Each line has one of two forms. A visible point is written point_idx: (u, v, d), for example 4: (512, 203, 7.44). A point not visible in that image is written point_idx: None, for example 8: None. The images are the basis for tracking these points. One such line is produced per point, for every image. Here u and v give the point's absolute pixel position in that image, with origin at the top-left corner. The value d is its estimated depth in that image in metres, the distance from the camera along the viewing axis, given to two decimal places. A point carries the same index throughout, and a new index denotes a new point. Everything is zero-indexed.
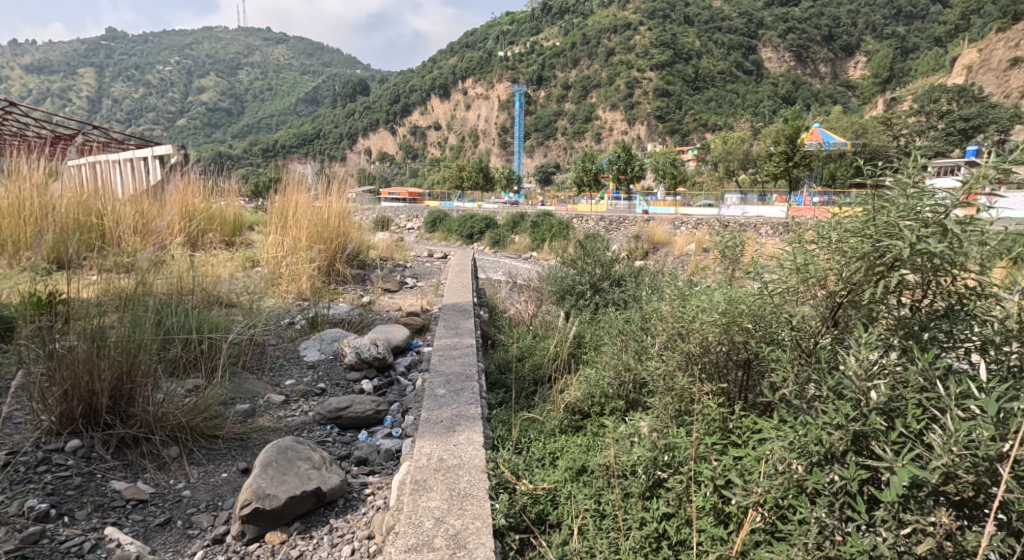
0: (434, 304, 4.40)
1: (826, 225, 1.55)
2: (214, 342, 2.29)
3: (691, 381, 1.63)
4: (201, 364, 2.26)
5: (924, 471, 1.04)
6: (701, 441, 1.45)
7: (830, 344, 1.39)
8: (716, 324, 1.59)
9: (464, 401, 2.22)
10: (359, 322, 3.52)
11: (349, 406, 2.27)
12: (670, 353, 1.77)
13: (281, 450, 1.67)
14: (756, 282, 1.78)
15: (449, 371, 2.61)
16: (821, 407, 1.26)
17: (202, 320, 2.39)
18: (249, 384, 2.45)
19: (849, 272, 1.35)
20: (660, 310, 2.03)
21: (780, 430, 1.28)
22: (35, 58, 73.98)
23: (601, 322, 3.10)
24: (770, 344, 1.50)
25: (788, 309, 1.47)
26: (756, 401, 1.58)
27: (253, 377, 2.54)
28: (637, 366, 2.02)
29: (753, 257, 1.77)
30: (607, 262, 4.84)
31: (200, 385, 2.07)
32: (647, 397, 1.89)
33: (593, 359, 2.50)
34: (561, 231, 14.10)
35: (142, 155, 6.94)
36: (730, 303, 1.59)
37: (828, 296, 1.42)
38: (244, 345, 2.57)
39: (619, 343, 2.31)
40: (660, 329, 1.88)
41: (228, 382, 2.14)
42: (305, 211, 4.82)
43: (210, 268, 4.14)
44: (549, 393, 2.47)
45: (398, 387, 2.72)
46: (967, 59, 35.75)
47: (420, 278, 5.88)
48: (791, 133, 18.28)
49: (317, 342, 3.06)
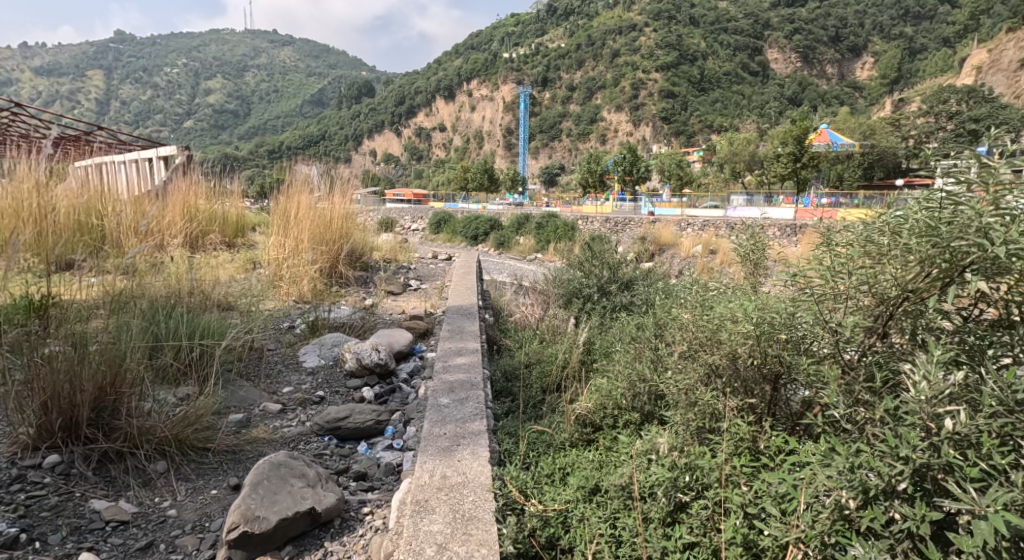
0: (439, 306, 4.31)
1: (867, 224, 1.41)
2: (207, 350, 2.21)
3: (718, 397, 1.50)
4: (193, 374, 2.18)
5: (1013, 517, 0.91)
6: (732, 461, 1.34)
7: (873, 363, 1.27)
8: (745, 329, 1.46)
9: (469, 412, 2.11)
10: (361, 326, 3.43)
11: (349, 416, 2.17)
12: (692, 366, 1.64)
13: (273, 466, 1.56)
14: (785, 289, 1.65)
15: (454, 380, 2.50)
16: (875, 440, 1.13)
17: (195, 326, 2.31)
18: (244, 392, 2.35)
19: (899, 277, 1.23)
20: (679, 315, 1.91)
21: (824, 455, 1.15)
22: (47, 60, 75.26)
23: (612, 328, 2.99)
24: (809, 360, 1.37)
25: (822, 316, 1.36)
26: (789, 415, 1.48)
27: (249, 384, 2.44)
28: (653, 377, 1.91)
29: (785, 262, 1.63)
30: (615, 264, 4.72)
31: (192, 395, 1.99)
32: (666, 411, 1.78)
33: (604, 365, 2.39)
34: (566, 233, 14.01)
35: (146, 156, 6.89)
36: (757, 311, 1.48)
37: (874, 307, 1.29)
38: (240, 349, 2.48)
39: (634, 348, 2.20)
40: (681, 336, 1.76)
41: (221, 391, 2.06)
42: (307, 211, 4.73)
43: (209, 270, 4.08)
44: (558, 404, 2.37)
45: (399, 395, 2.62)
46: (978, 59, 35.47)
47: (424, 280, 5.77)
48: (800, 133, 18.11)
49: (317, 347, 2.95)
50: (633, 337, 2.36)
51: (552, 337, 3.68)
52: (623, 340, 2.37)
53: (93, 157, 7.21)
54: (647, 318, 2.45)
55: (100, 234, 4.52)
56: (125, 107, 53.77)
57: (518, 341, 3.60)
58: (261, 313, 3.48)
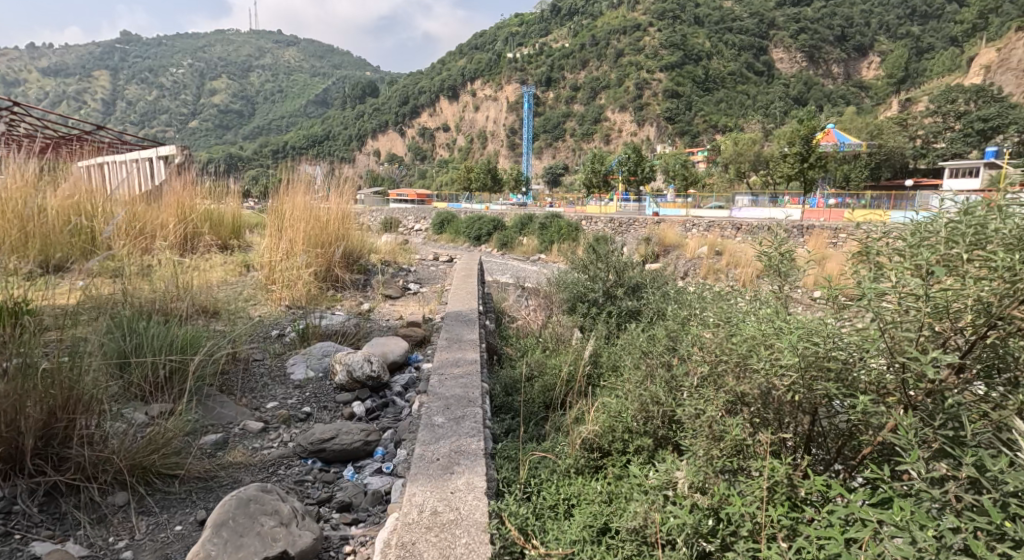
0: (438, 312, 4.12)
1: (932, 231, 1.23)
2: (182, 363, 2.04)
3: (748, 431, 1.33)
4: (169, 392, 2.03)
5: None
6: (780, 508, 1.16)
7: (945, 399, 1.09)
8: (785, 346, 1.28)
9: (465, 432, 1.94)
10: (355, 333, 3.26)
11: (335, 437, 2.00)
12: (716, 392, 1.46)
13: (240, 504, 1.39)
14: (821, 310, 1.47)
15: (449, 395, 2.32)
16: (958, 503, 0.97)
17: (170, 340, 2.14)
18: (223, 409, 2.18)
19: (987, 300, 1.06)
20: (699, 332, 1.74)
21: (898, 518, 0.96)
22: (54, 62, 75.96)
23: (621, 339, 2.79)
24: (863, 394, 1.20)
25: (874, 343, 1.19)
26: (840, 448, 1.29)
27: (231, 400, 2.28)
28: (668, 400, 1.74)
29: (824, 278, 1.45)
30: (621, 267, 4.54)
31: (159, 415, 1.82)
32: (684, 438, 1.61)
33: (613, 378, 2.23)
34: (570, 233, 13.84)
35: (147, 155, 6.76)
36: (798, 329, 1.31)
37: (951, 334, 1.12)
38: (222, 361, 2.33)
39: (649, 359, 2.02)
40: (707, 354, 1.57)
41: (193, 411, 1.89)
42: (303, 213, 4.56)
43: (198, 276, 3.91)
44: (563, 421, 2.20)
45: (392, 410, 2.46)
46: (986, 58, 35.20)
47: (423, 284, 5.56)
48: (807, 133, 17.84)
49: (305, 357, 2.78)
50: (642, 346, 2.20)
51: (556, 346, 3.51)
52: (634, 354, 2.20)
53: (95, 157, 7.15)
54: (662, 326, 2.29)
55: (89, 235, 4.40)
56: (130, 107, 54.08)
57: (521, 349, 3.42)
58: (249, 321, 3.32)
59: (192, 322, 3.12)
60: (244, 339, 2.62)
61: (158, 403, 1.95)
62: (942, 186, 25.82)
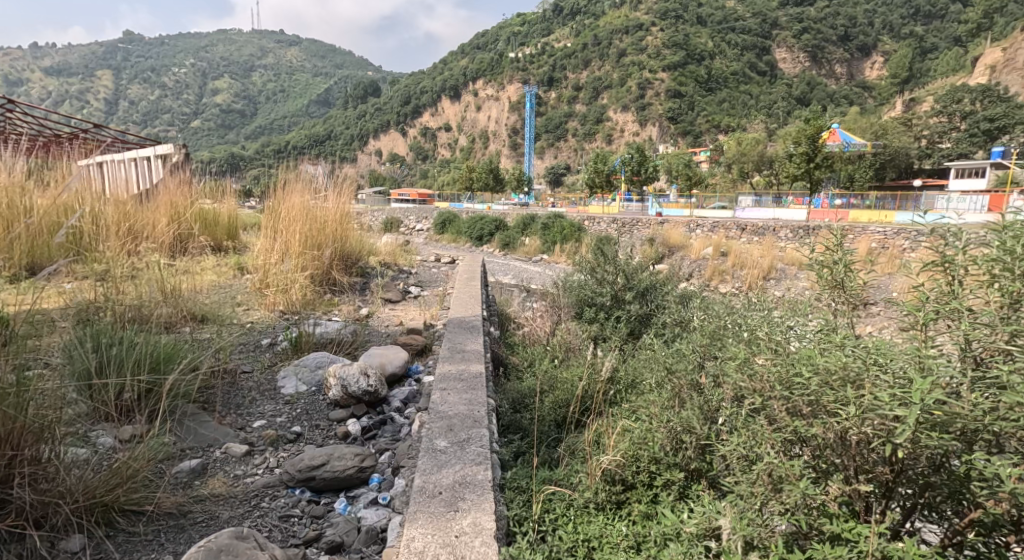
0: (440, 318, 3.91)
1: None
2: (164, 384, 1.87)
3: (812, 484, 1.15)
4: (148, 418, 1.85)
5: None
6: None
7: None
8: (871, 380, 1.13)
9: (471, 459, 1.75)
10: (351, 341, 3.06)
11: (326, 463, 1.81)
12: (775, 433, 1.29)
13: (211, 554, 1.21)
14: (909, 341, 1.29)
15: (454, 413, 2.13)
16: None
17: (143, 355, 1.96)
18: (204, 429, 1.99)
19: None
20: (748, 354, 1.58)
21: None
22: (57, 62, 76.12)
23: (640, 355, 2.58)
24: (961, 443, 1.04)
25: (975, 385, 1.05)
26: (926, 498, 1.14)
27: (213, 419, 2.08)
28: (710, 434, 1.56)
29: (923, 311, 1.27)
30: (630, 269, 4.35)
31: (120, 445, 1.62)
32: (727, 477, 1.44)
33: (638, 398, 2.05)
34: (574, 234, 13.68)
35: (145, 155, 6.49)
36: (876, 359, 1.15)
37: None
38: (201, 375, 2.13)
39: (676, 378, 1.86)
40: (761, 385, 1.41)
41: (165, 436, 1.71)
42: (300, 214, 4.37)
43: (185, 283, 3.69)
44: (579, 446, 2.02)
45: (391, 428, 2.28)
46: (992, 58, 35.02)
47: (425, 287, 5.37)
48: (813, 132, 17.45)
49: (296, 370, 2.58)
50: (667, 361, 2.04)
51: (568, 356, 3.31)
52: (658, 372, 2.03)
53: (96, 158, 7.02)
54: (689, 343, 2.11)
55: (76, 239, 4.24)
56: (132, 107, 54.04)
57: (528, 362, 3.23)
58: (238, 329, 3.13)
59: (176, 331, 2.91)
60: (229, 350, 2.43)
61: (130, 428, 1.76)
62: (947, 187, 25.63)
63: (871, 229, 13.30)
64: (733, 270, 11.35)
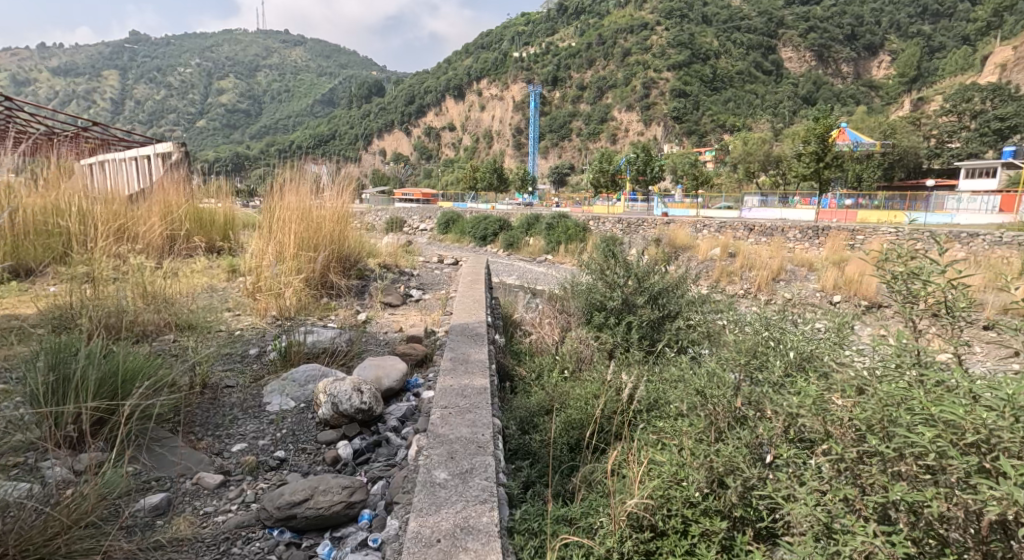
0: (441, 324, 3.67)
1: None
2: (137, 411, 1.66)
3: None
4: (120, 446, 1.66)
5: None
6: None
7: None
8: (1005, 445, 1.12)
9: (474, 497, 1.53)
10: (346, 350, 2.85)
11: (309, 498, 1.59)
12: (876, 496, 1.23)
13: None
14: None
15: (455, 437, 1.91)
16: None
17: (97, 367, 1.74)
18: (171, 454, 1.77)
19: None
20: (820, 391, 1.50)
21: None
22: (63, 62, 76.54)
23: (663, 374, 2.36)
24: None
25: None
26: None
27: (184, 441, 1.86)
28: (761, 483, 1.42)
29: None
30: (642, 272, 4.15)
31: (59, 483, 1.40)
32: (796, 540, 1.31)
33: (669, 419, 1.91)
34: (578, 234, 13.43)
35: (142, 154, 6.23)
36: (1011, 412, 1.12)
37: None
38: (171, 394, 1.90)
39: (710, 400, 1.73)
40: (841, 433, 1.37)
41: (119, 469, 1.50)
42: (295, 214, 4.15)
43: (169, 288, 3.46)
44: (594, 478, 1.81)
45: (386, 450, 2.07)
46: (1002, 57, 34.56)
47: (427, 290, 5.14)
48: (822, 131, 16.89)
49: (282, 384, 2.35)
50: (700, 377, 1.91)
51: (578, 367, 3.09)
52: (689, 390, 1.89)
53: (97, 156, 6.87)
54: (720, 359, 1.96)
55: (65, 241, 4.06)
56: (138, 107, 54.26)
57: (535, 374, 3.00)
58: (222, 338, 2.89)
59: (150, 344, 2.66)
60: (207, 362, 2.21)
61: (98, 455, 1.57)
62: (957, 187, 25.24)
63: (883, 230, 12.98)
64: (743, 275, 10.90)
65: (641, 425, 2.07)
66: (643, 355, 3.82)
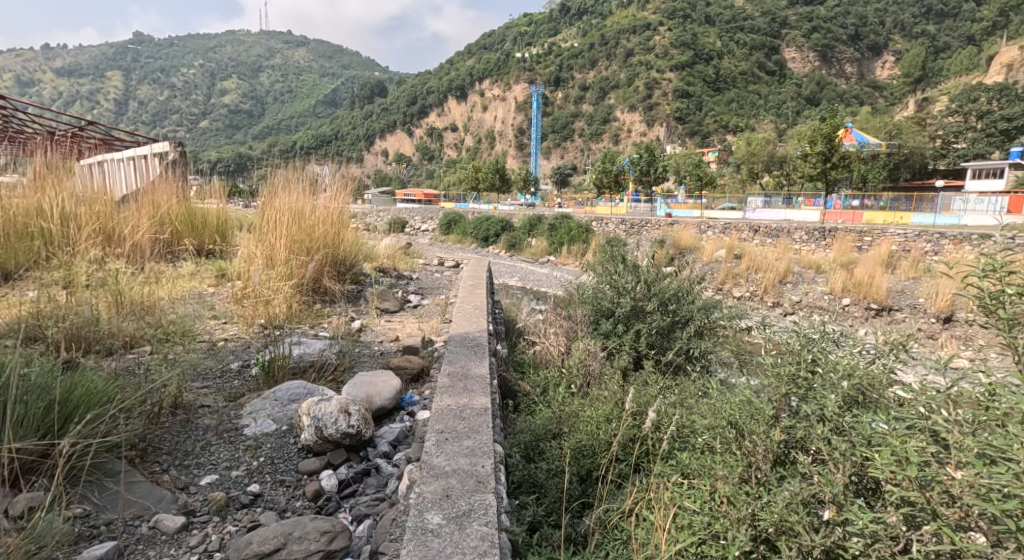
0: (441, 333, 3.45)
1: None
2: (85, 446, 1.46)
3: None
4: (70, 488, 1.46)
5: None
6: None
7: None
8: None
9: (470, 552, 1.33)
10: (336, 363, 2.64)
11: (283, 548, 1.39)
12: None
13: None
14: None
15: (452, 467, 1.71)
16: None
17: (36, 392, 1.54)
18: (123, 491, 1.56)
19: None
20: (908, 447, 1.33)
21: None
22: (69, 63, 76.91)
23: (688, 400, 2.15)
24: None
25: None
26: None
27: (140, 474, 1.64)
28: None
29: None
30: (652, 278, 3.94)
31: None
32: None
33: (699, 454, 1.77)
34: (582, 235, 13.18)
35: (138, 154, 6.02)
36: None
37: None
38: (124, 421, 1.69)
39: (752, 438, 1.60)
40: (951, 514, 1.19)
41: (41, 520, 1.28)
42: (288, 217, 3.94)
43: (147, 293, 3.22)
44: (611, 530, 1.61)
45: (375, 480, 1.86)
46: (1008, 57, 34.27)
47: (426, 295, 4.93)
48: (830, 131, 16.47)
49: (264, 403, 2.15)
50: (739, 407, 1.75)
51: (587, 383, 2.87)
52: (724, 422, 1.74)
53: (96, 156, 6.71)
54: (760, 388, 1.75)
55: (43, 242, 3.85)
56: (142, 108, 54.40)
57: (540, 389, 2.80)
58: (202, 350, 2.66)
59: (118, 359, 2.43)
60: (174, 381, 2.00)
61: (37, 496, 1.38)
62: (965, 188, 24.95)
63: (891, 232, 12.72)
64: (750, 277, 10.64)
65: (668, 456, 1.90)
66: (654, 364, 3.65)
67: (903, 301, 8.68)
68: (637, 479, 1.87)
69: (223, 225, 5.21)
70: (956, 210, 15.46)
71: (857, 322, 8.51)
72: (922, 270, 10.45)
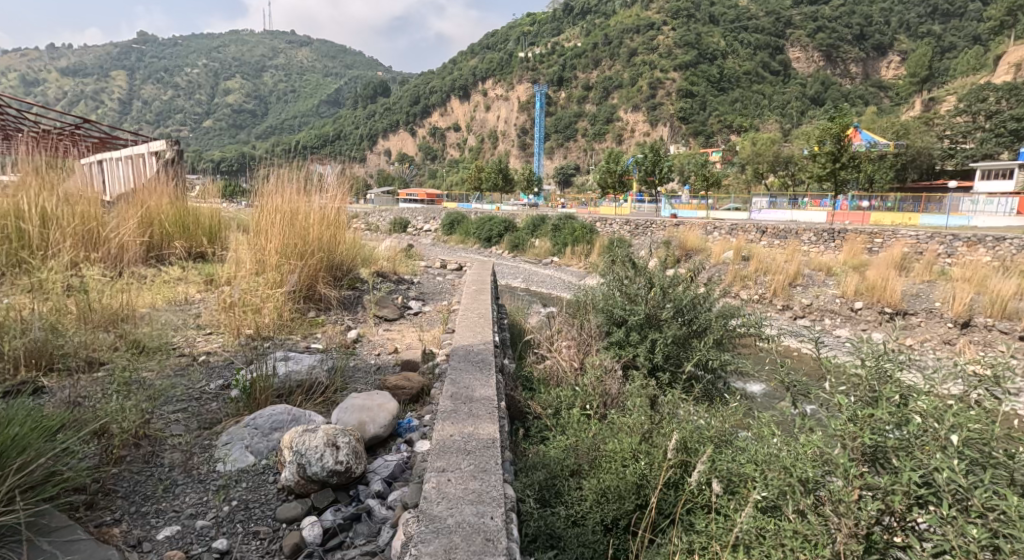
0: (443, 345, 3.18)
1: None
2: None
3: None
4: None
5: None
6: None
7: None
8: None
9: None
10: (323, 384, 2.37)
11: None
12: None
13: None
14: None
15: (456, 520, 1.44)
16: None
17: None
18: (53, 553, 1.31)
19: None
20: None
21: None
22: (72, 62, 76.79)
23: (736, 442, 1.89)
24: None
25: None
26: None
27: (79, 532, 1.39)
28: None
29: None
30: (668, 288, 3.66)
31: None
32: None
33: (761, 517, 1.54)
34: (586, 235, 12.87)
35: (136, 152, 5.65)
36: None
37: None
38: (50, 459, 1.41)
39: (842, 507, 1.37)
40: None
41: None
42: (280, 221, 3.67)
43: (119, 300, 2.91)
44: None
45: (364, 527, 1.61)
46: (1015, 57, 33.86)
47: (427, 302, 4.67)
48: (839, 130, 16.03)
49: (240, 432, 1.88)
50: (810, 455, 1.53)
51: (604, 405, 2.62)
52: (795, 480, 1.50)
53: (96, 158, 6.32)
54: (841, 436, 1.51)
55: (18, 246, 3.55)
56: (145, 108, 54.27)
57: (553, 411, 2.55)
58: (173, 369, 2.37)
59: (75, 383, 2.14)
60: (126, 413, 1.71)
61: None
62: (974, 188, 24.55)
63: (903, 233, 12.36)
64: (758, 279, 10.39)
65: (718, 508, 1.69)
66: (667, 378, 3.42)
67: (918, 305, 8.36)
68: (678, 536, 1.66)
69: (215, 226, 4.91)
70: (966, 210, 15.15)
71: (871, 327, 8.22)
72: (936, 273, 10.14)
